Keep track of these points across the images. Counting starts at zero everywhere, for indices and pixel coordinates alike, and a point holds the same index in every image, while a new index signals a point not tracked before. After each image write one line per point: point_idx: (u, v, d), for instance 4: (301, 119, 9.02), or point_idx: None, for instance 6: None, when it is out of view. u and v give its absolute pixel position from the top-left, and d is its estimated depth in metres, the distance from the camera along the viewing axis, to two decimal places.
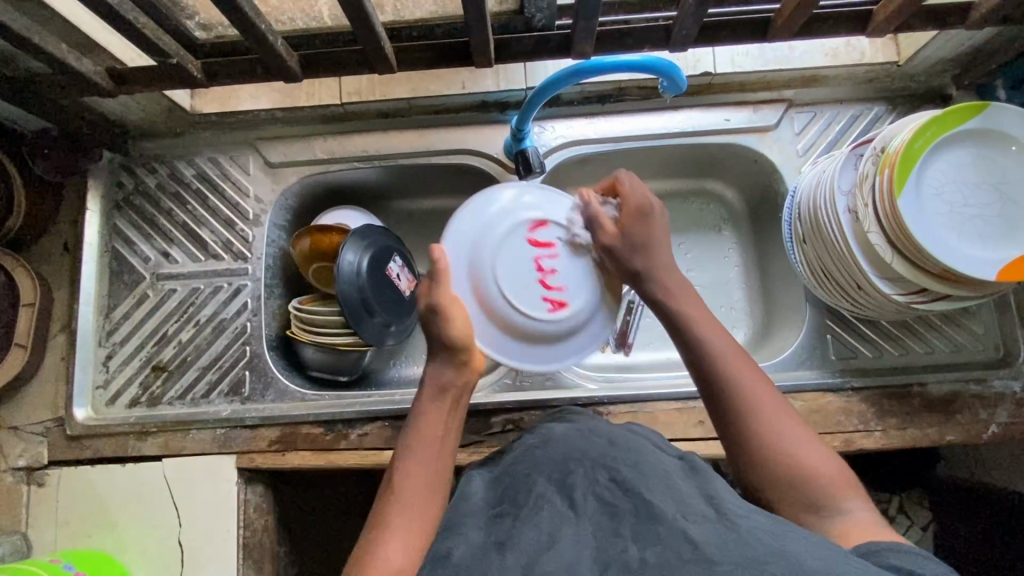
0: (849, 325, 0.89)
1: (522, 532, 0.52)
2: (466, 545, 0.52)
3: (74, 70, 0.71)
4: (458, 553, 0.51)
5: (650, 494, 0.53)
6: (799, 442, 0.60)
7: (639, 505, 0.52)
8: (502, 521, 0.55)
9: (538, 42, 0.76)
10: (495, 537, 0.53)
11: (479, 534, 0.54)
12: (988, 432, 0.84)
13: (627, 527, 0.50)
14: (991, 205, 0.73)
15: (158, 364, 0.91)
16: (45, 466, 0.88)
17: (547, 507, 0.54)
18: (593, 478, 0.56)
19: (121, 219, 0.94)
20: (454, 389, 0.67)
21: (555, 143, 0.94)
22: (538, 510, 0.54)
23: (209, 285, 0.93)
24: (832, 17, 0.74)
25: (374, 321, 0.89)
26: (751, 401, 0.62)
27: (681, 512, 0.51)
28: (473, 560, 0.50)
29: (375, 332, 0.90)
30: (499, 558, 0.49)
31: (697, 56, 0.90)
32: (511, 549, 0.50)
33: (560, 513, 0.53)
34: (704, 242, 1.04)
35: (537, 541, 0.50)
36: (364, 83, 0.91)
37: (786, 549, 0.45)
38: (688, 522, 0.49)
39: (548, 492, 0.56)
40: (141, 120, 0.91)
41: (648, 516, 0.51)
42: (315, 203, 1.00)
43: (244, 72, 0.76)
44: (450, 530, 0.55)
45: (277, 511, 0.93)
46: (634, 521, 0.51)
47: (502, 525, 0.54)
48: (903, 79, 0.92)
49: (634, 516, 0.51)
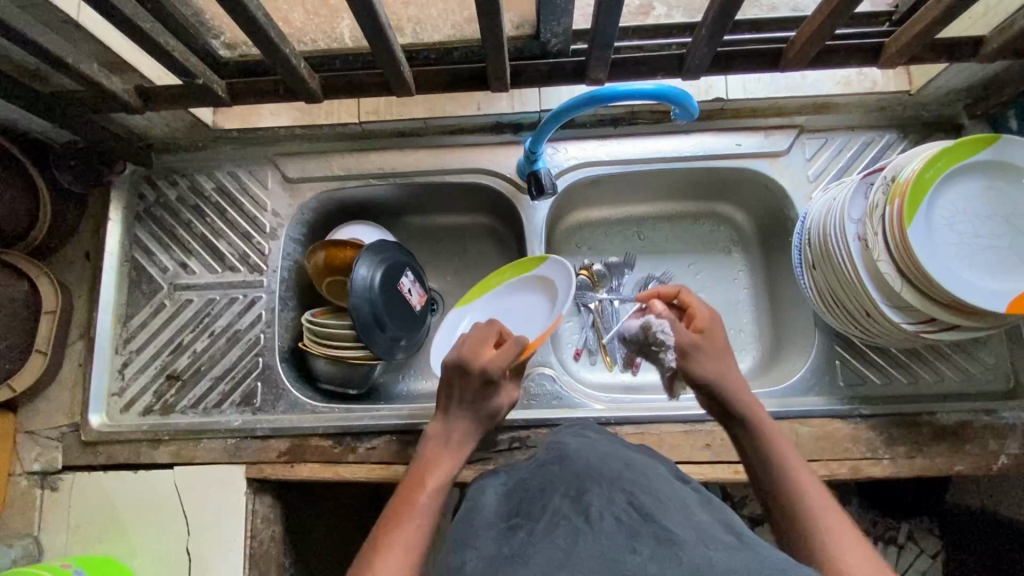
0: (858, 352, 0.89)
1: (539, 546, 0.51)
2: (478, 556, 0.53)
3: (104, 87, 0.73)
4: (471, 565, 0.52)
5: (669, 520, 0.52)
6: (837, 520, 0.58)
7: (657, 528, 0.51)
8: (515, 535, 0.54)
9: (553, 67, 0.77)
10: (507, 550, 0.52)
11: (491, 546, 0.54)
12: (998, 463, 0.83)
13: (646, 546, 0.49)
14: (1001, 236, 0.74)
15: (173, 372, 0.93)
16: (59, 471, 0.89)
17: (565, 521, 0.53)
18: (610, 497, 0.56)
19: (141, 229, 0.97)
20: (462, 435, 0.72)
21: (568, 164, 0.95)
22: (556, 523, 0.53)
23: (225, 297, 0.95)
24: (843, 48, 0.75)
25: (381, 335, 0.90)
26: (796, 486, 0.61)
27: (699, 538, 0.50)
28: (487, 570, 0.50)
29: (384, 346, 0.91)
30: (517, 567, 0.49)
31: (710, 82, 0.91)
32: (529, 561, 0.49)
33: (578, 526, 0.52)
34: (714, 264, 1.05)
35: (555, 554, 0.49)
36: (382, 103, 0.94)
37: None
38: (708, 546, 0.49)
39: (563, 508, 0.55)
40: (164, 134, 0.94)
41: (666, 538, 0.50)
42: (331, 217, 1.02)
43: (266, 92, 0.78)
44: (462, 542, 0.57)
45: (283, 521, 0.94)
46: (652, 542, 0.49)
47: (516, 538, 0.54)
48: (914, 108, 0.93)
49: (652, 538, 0.50)
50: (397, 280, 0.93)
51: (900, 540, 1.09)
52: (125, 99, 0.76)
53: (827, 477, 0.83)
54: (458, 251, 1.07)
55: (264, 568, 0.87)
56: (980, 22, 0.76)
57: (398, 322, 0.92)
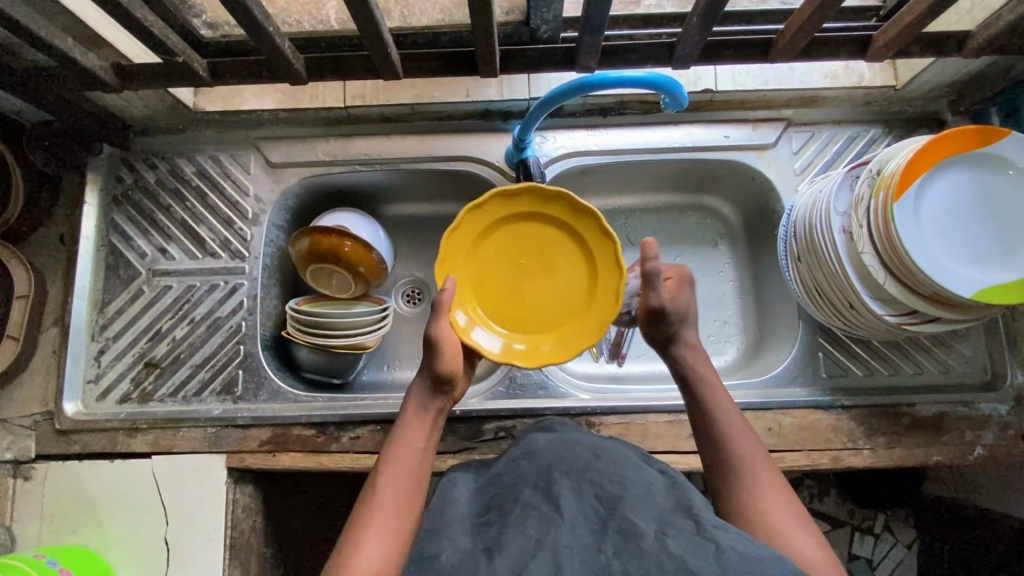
0: (842, 344, 0.90)
1: (508, 541, 0.51)
2: (453, 548, 0.52)
3: (79, 64, 0.71)
4: (446, 556, 0.51)
5: (633, 513, 0.53)
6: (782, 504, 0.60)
7: (622, 520, 0.52)
8: (490, 528, 0.55)
9: (543, 54, 0.76)
10: (483, 543, 0.52)
11: (466, 538, 0.54)
12: (974, 454, 0.85)
13: (611, 543, 0.50)
14: (1015, 226, 0.74)
15: (151, 360, 0.91)
16: (32, 460, 0.87)
17: (534, 512, 0.54)
18: (576, 490, 0.56)
19: (118, 213, 0.94)
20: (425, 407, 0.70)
21: (556, 154, 0.94)
22: (525, 515, 0.54)
23: (205, 283, 0.93)
24: (833, 41, 0.75)
25: (490, 211, 0.75)
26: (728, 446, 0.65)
27: (662, 531, 0.51)
28: (459, 565, 0.50)
29: (506, 206, 0.75)
30: (487, 564, 0.49)
31: (698, 74, 0.91)
32: (499, 554, 0.50)
33: (546, 519, 0.53)
34: (699, 256, 1.05)
35: (522, 547, 0.50)
36: (368, 87, 0.92)
37: (762, 562, 0.47)
38: (669, 538, 0.49)
39: (533, 500, 0.55)
40: (143, 116, 0.92)
41: (630, 532, 0.50)
42: (316, 203, 1.00)
43: (250, 73, 0.76)
44: (436, 531, 0.55)
45: (264, 510, 0.93)
46: (617, 538, 0.50)
47: (489, 530, 0.54)
48: (900, 103, 0.94)
49: (617, 530, 0.51)
50: (501, 335, 0.77)
51: (876, 530, 1.13)
52: (102, 77, 0.73)
53: (809, 467, 0.84)
54: (562, 357, 0.74)
55: (244, 559, 0.86)
56: (966, 18, 0.77)
57: (536, 282, 0.77)
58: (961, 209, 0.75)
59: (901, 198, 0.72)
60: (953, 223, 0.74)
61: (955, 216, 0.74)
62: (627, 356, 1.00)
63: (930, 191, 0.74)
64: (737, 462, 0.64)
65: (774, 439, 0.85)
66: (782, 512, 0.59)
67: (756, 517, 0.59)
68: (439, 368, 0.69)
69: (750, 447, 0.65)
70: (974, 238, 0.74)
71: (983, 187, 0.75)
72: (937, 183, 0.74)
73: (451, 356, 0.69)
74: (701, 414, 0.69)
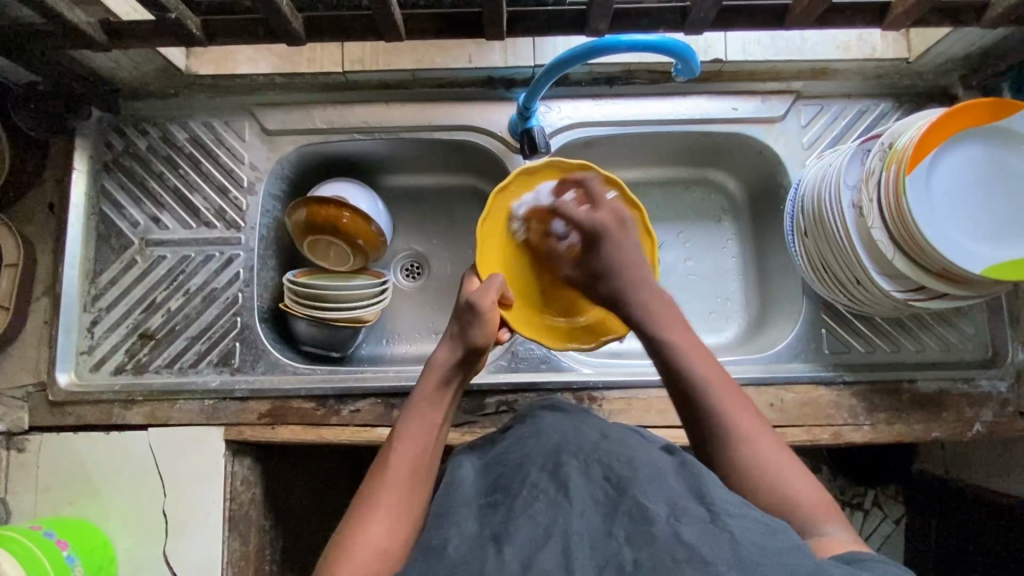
0: (846, 321, 0.90)
1: (518, 528, 0.51)
2: (461, 537, 0.52)
3: (66, 20, 0.67)
4: (453, 547, 0.51)
5: (643, 495, 0.52)
6: (773, 453, 0.59)
7: (632, 504, 0.51)
8: (496, 512, 0.54)
9: (551, 17, 0.73)
10: (490, 530, 0.52)
11: (473, 525, 0.53)
12: (973, 430, 0.85)
13: (622, 528, 0.50)
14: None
15: (145, 331, 0.89)
16: (26, 432, 0.85)
17: (541, 498, 0.53)
18: (585, 471, 0.56)
19: (109, 181, 0.91)
20: (446, 377, 0.68)
21: (560, 124, 0.92)
22: (532, 501, 0.53)
23: (201, 254, 0.91)
24: (849, 8, 0.73)
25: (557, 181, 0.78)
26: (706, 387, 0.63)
27: (674, 513, 0.50)
28: (467, 554, 0.50)
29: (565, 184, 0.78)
30: (496, 552, 0.49)
31: (710, 41, 0.88)
32: (508, 545, 0.49)
33: (554, 505, 0.52)
34: (704, 231, 1.04)
35: (531, 536, 0.50)
36: (367, 51, 0.89)
37: (775, 552, 0.46)
38: (681, 524, 0.49)
39: (541, 483, 0.55)
40: (133, 78, 0.88)
41: (642, 517, 0.50)
42: (313, 173, 0.98)
43: (244, 32, 0.73)
44: (440, 518, 0.55)
45: (263, 481, 0.93)
46: (628, 522, 0.50)
47: (495, 515, 0.54)
48: (911, 77, 0.92)
49: (628, 514, 0.51)
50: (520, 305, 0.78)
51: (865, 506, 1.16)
52: (90, 34, 0.70)
53: (809, 443, 0.84)
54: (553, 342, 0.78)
55: (244, 530, 0.86)
56: None
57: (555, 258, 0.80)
58: (971, 183, 0.74)
59: (914, 171, 0.71)
60: (962, 196, 0.73)
61: (965, 190, 0.74)
62: (628, 332, 1.00)
63: (942, 165, 0.73)
64: (722, 419, 0.61)
65: (776, 414, 0.85)
66: (784, 473, 0.58)
67: (757, 476, 0.58)
68: (476, 339, 0.68)
69: (736, 402, 0.62)
70: (984, 212, 0.73)
71: (992, 162, 0.74)
72: (948, 157, 0.73)
73: (490, 329, 0.69)
74: (672, 368, 0.65)
